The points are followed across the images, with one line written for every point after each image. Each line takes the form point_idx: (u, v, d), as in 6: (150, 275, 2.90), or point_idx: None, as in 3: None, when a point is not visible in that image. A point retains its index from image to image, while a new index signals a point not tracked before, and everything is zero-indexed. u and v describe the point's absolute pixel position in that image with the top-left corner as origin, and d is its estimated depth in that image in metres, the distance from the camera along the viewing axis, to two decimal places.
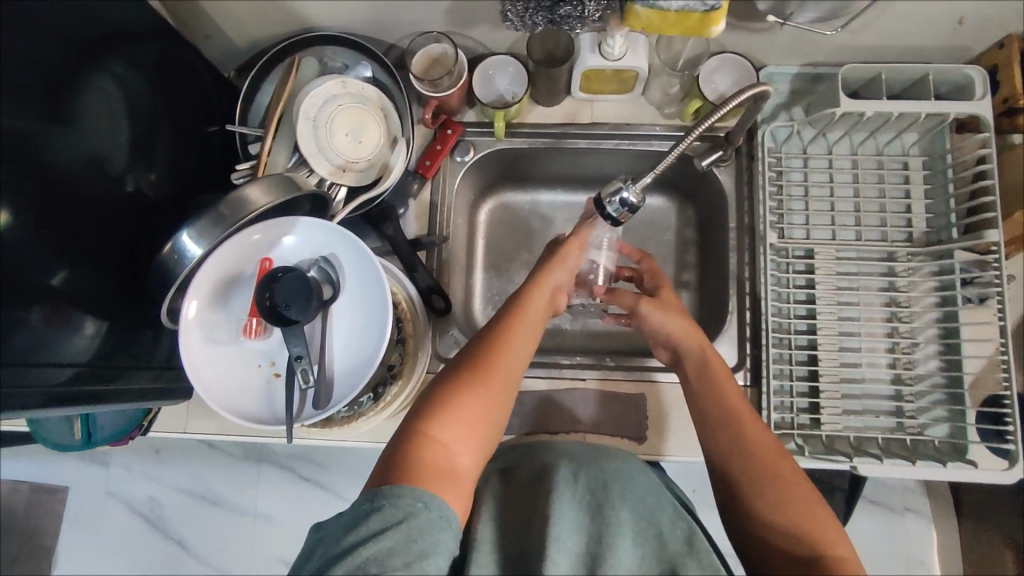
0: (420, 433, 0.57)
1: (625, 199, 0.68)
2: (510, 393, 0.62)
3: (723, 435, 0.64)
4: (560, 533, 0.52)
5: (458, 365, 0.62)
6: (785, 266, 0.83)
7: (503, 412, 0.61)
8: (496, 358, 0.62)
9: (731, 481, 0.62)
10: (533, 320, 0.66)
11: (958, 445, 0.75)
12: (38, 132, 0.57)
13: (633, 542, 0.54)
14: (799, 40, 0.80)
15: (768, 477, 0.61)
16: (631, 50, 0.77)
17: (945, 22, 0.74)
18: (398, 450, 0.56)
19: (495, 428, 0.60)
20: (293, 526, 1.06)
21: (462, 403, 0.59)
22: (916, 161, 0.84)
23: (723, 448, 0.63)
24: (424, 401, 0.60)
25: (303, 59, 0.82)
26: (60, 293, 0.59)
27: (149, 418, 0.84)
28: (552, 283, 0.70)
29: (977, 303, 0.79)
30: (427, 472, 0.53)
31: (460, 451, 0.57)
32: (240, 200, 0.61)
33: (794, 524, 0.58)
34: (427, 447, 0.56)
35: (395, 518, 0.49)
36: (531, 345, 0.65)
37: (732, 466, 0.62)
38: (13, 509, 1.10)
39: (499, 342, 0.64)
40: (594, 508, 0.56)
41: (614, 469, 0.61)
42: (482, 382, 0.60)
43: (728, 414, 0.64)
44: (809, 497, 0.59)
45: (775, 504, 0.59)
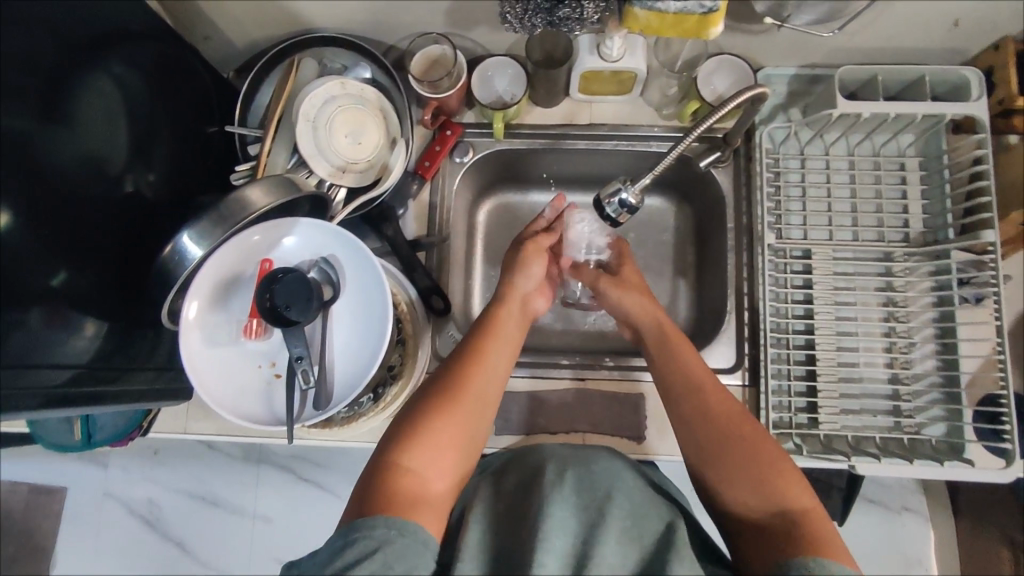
0: (392, 464, 0.58)
1: (624, 201, 0.70)
2: (481, 420, 0.64)
3: (687, 408, 0.66)
4: (548, 535, 0.52)
5: (430, 391, 0.64)
6: (783, 266, 0.83)
7: (475, 438, 0.63)
8: (468, 381, 0.65)
9: (700, 459, 0.63)
10: (503, 339, 0.71)
11: (954, 444, 0.76)
12: (36, 133, 0.57)
13: (618, 541, 0.53)
14: (796, 41, 0.80)
15: (738, 455, 0.61)
16: (629, 51, 0.77)
17: (941, 24, 0.74)
18: (371, 483, 0.56)
19: (468, 455, 0.62)
20: (293, 527, 1.06)
21: (436, 429, 0.60)
22: (912, 162, 0.84)
23: (689, 430, 0.65)
24: (397, 430, 0.61)
25: (302, 60, 0.82)
26: (59, 294, 0.59)
27: (149, 418, 0.84)
28: (520, 292, 0.77)
29: (974, 303, 0.80)
30: (401, 502, 0.54)
31: (434, 479, 0.58)
32: (240, 202, 0.61)
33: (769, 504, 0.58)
34: (401, 478, 0.57)
35: (369, 548, 0.49)
36: (503, 368, 0.69)
37: (699, 440, 0.64)
38: (12, 510, 1.10)
39: (469, 368, 0.66)
40: (581, 506, 0.55)
41: (601, 470, 0.59)
42: (453, 409, 0.62)
43: (689, 382, 0.67)
44: (786, 474, 0.59)
45: (749, 486, 0.60)
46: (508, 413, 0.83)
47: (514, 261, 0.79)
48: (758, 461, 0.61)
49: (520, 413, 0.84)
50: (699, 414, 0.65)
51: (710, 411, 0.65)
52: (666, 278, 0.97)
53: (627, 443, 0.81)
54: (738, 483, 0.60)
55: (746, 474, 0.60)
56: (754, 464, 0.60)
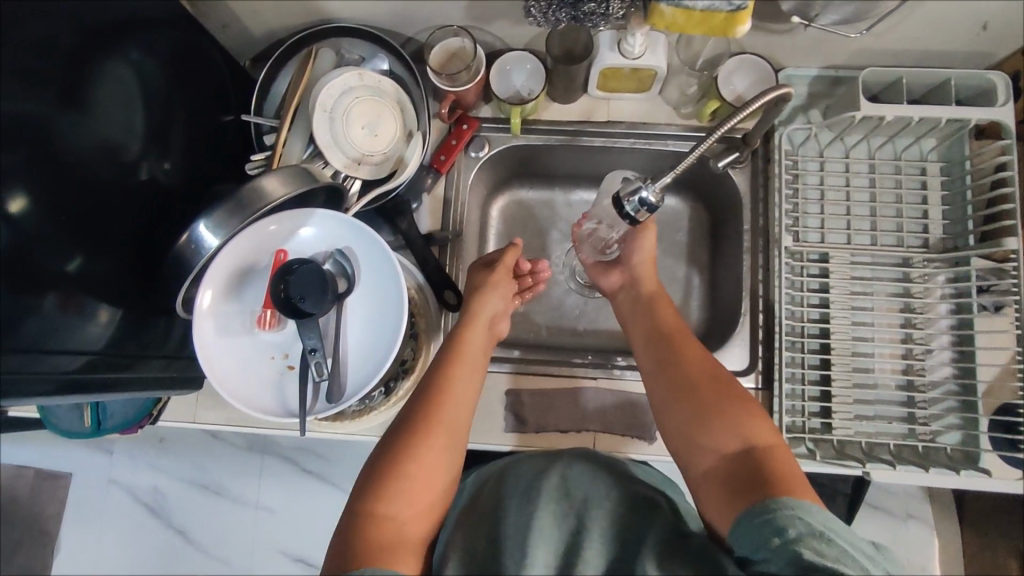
0: (368, 513, 0.57)
1: (644, 198, 0.69)
2: (454, 445, 0.65)
3: (659, 358, 0.72)
4: (533, 541, 0.50)
5: (398, 431, 0.64)
6: (799, 269, 0.83)
7: (448, 464, 0.63)
8: (436, 411, 0.65)
9: (669, 405, 0.68)
10: (469, 361, 0.71)
11: (969, 453, 0.75)
12: (54, 116, 0.56)
13: (602, 544, 0.52)
14: (820, 42, 0.79)
15: (700, 407, 0.65)
16: (650, 49, 0.76)
17: (969, 27, 0.73)
18: (349, 533, 0.56)
19: (445, 476, 0.62)
20: (296, 519, 1.06)
21: (409, 469, 0.60)
22: (933, 167, 0.83)
23: (659, 381, 0.70)
24: (370, 476, 0.61)
25: (320, 51, 0.82)
26: (74, 280, 0.59)
27: (159, 407, 0.84)
28: (486, 314, 0.76)
29: (993, 311, 0.79)
30: (379, 550, 0.53)
31: (412, 521, 0.58)
32: (257, 191, 0.61)
33: (732, 447, 0.61)
34: (378, 526, 0.56)
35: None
36: (470, 393, 0.69)
37: (669, 386, 0.69)
38: (17, 494, 1.10)
39: (435, 398, 0.66)
40: (562, 513, 0.53)
41: (576, 479, 0.57)
42: (422, 441, 0.62)
43: (665, 338, 0.74)
44: (749, 419, 0.63)
45: (715, 429, 0.63)
46: (517, 410, 0.83)
47: (482, 281, 0.79)
48: (721, 412, 0.64)
49: (530, 408, 0.83)
50: (669, 362, 0.71)
51: (678, 362, 0.70)
52: (679, 278, 0.97)
53: (637, 444, 0.81)
54: (700, 431, 0.64)
55: (713, 423, 0.64)
56: (715, 414, 0.64)
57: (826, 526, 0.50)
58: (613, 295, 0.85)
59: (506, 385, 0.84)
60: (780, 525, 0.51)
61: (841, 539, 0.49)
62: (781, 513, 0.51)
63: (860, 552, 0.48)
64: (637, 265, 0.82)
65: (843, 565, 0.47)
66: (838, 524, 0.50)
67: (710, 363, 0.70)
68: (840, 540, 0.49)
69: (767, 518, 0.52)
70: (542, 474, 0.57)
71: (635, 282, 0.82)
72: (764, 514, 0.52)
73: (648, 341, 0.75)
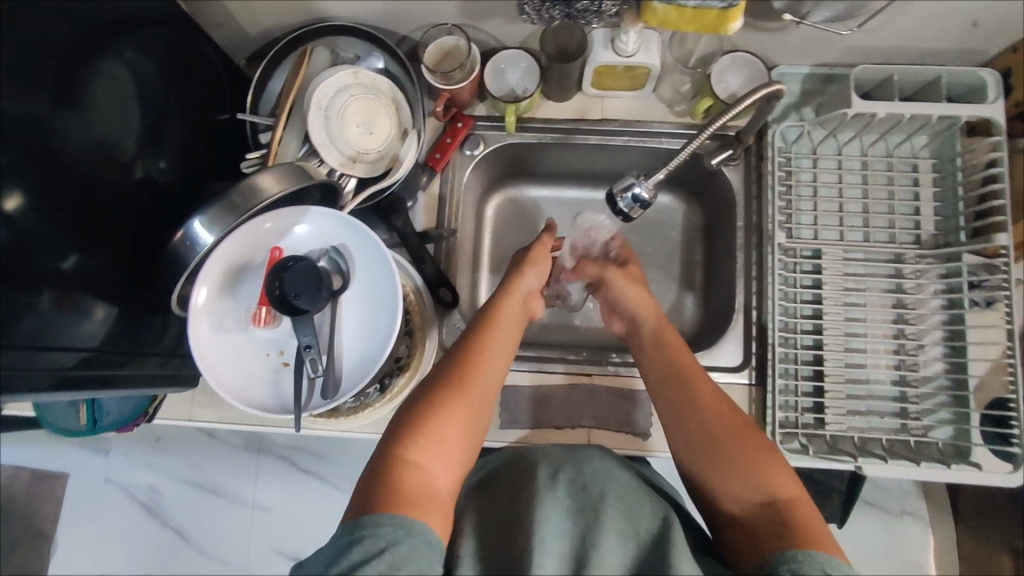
0: (398, 458, 0.57)
1: (637, 195, 0.71)
2: (485, 405, 0.65)
3: (679, 406, 0.68)
4: (543, 535, 0.51)
5: (433, 386, 0.64)
6: (792, 266, 0.83)
7: (478, 424, 0.63)
8: (470, 372, 0.66)
9: (694, 458, 0.65)
10: (504, 331, 0.71)
11: (960, 448, 0.76)
12: (49, 115, 0.56)
13: (617, 542, 0.52)
14: (812, 40, 0.80)
15: (733, 457, 0.62)
16: (644, 47, 0.77)
17: (960, 24, 0.74)
18: (377, 474, 0.56)
19: (475, 439, 0.63)
20: (293, 518, 1.06)
21: (441, 422, 0.61)
22: (925, 164, 0.84)
23: (687, 426, 0.67)
24: (401, 425, 0.61)
25: (315, 50, 0.82)
26: (70, 278, 0.59)
27: (154, 405, 0.84)
28: (523, 288, 0.77)
29: (985, 307, 0.79)
30: (407, 497, 0.54)
31: (440, 475, 0.58)
32: (252, 188, 0.61)
33: (764, 502, 0.59)
34: (408, 471, 0.57)
35: (379, 545, 0.49)
36: (503, 359, 0.69)
37: (693, 439, 0.65)
38: (12, 495, 1.10)
39: (471, 357, 0.67)
40: (574, 507, 0.55)
41: (593, 472, 0.58)
42: (458, 395, 0.63)
43: (683, 382, 0.70)
44: (781, 474, 0.61)
45: (744, 483, 0.61)
46: (512, 407, 0.83)
47: (521, 261, 0.81)
48: (755, 462, 0.62)
49: (526, 405, 0.83)
50: (691, 411, 0.67)
51: (705, 409, 0.67)
52: (673, 275, 0.97)
53: (632, 440, 0.81)
54: (731, 479, 0.61)
55: (746, 473, 0.61)
56: (750, 461, 0.62)
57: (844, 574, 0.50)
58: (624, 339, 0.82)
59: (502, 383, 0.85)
60: (794, 566, 0.52)
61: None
62: (804, 562, 0.51)
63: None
64: (636, 309, 0.79)
65: None
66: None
67: (735, 411, 0.67)
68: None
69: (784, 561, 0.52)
70: (558, 470, 0.58)
71: (637, 328, 0.79)
72: (789, 562, 0.52)
73: (664, 384, 0.71)
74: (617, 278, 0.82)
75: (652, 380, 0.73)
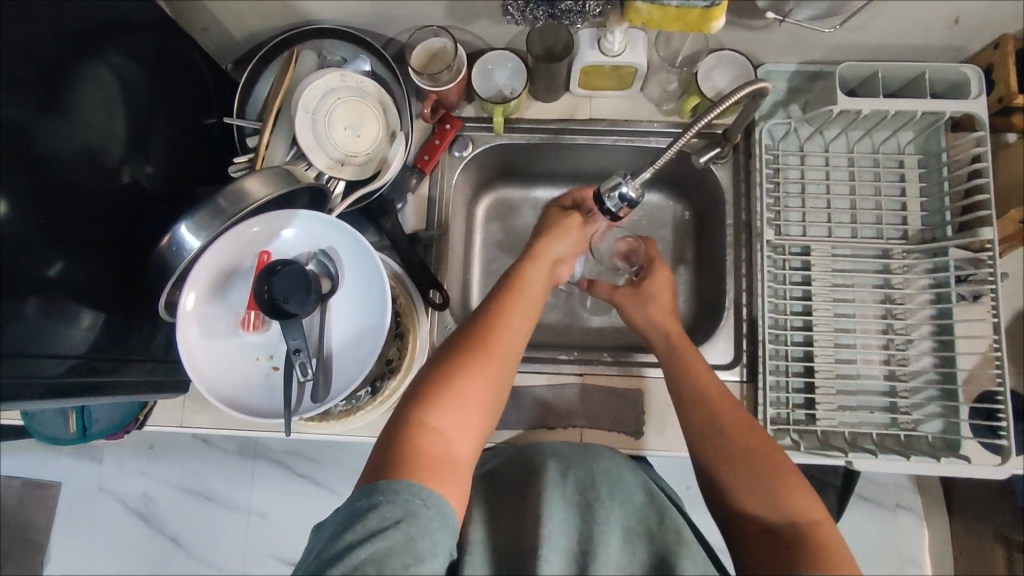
0: (417, 422, 0.57)
1: (624, 194, 0.70)
2: (507, 371, 0.63)
3: (698, 425, 0.67)
4: (552, 537, 0.52)
5: (455, 349, 0.63)
6: (781, 263, 0.84)
7: (500, 392, 0.62)
8: (493, 337, 0.64)
9: (714, 475, 0.63)
10: (529, 297, 0.69)
11: (951, 440, 0.76)
12: (32, 121, 0.56)
13: (623, 543, 0.53)
14: (796, 38, 0.80)
15: (756, 473, 0.61)
16: (630, 47, 0.77)
17: (941, 21, 0.75)
18: (394, 437, 0.56)
19: (495, 407, 0.62)
20: (288, 523, 1.06)
21: (461, 385, 0.60)
22: (910, 160, 0.85)
23: (715, 444, 0.65)
24: (421, 388, 0.60)
25: (302, 52, 0.82)
26: (55, 285, 0.58)
27: (145, 411, 0.83)
28: (551, 255, 0.74)
29: (971, 300, 0.80)
30: (421, 462, 0.54)
31: (458, 439, 0.57)
32: (238, 192, 0.61)
33: (782, 517, 0.58)
34: (426, 436, 0.56)
35: (395, 513, 0.49)
36: (526, 325, 0.67)
37: (712, 458, 0.64)
38: (5, 505, 1.09)
39: (494, 323, 0.65)
40: (581, 508, 0.55)
41: (604, 471, 0.60)
42: (479, 362, 0.62)
43: (700, 400, 0.68)
44: (799, 489, 0.59)
45: (759, 496, 0.60)
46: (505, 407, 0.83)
47: (546, 225, 0.76)
48: (778, 477, 0.60)
49: (518, 405, 0.83)
50: (712, 431, 0.65)
51: (732, 432, 0.65)
52: None
53: (624, 439, 0.81)
54: (753, 494, 0.60)
55: (767, 489, 0.60)
56: (771, 472, 0.61)
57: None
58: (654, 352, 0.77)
59: None
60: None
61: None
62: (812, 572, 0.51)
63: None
64: (657, 328, 0.77)
65: None
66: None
67: (755, 428, 0.65)
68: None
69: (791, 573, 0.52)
70: (567, 472, 0.59)
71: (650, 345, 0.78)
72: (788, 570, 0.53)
73: (689, 401, 0.69)
74: (629, 302, 0.80)
75: (681, 392, 0.70)
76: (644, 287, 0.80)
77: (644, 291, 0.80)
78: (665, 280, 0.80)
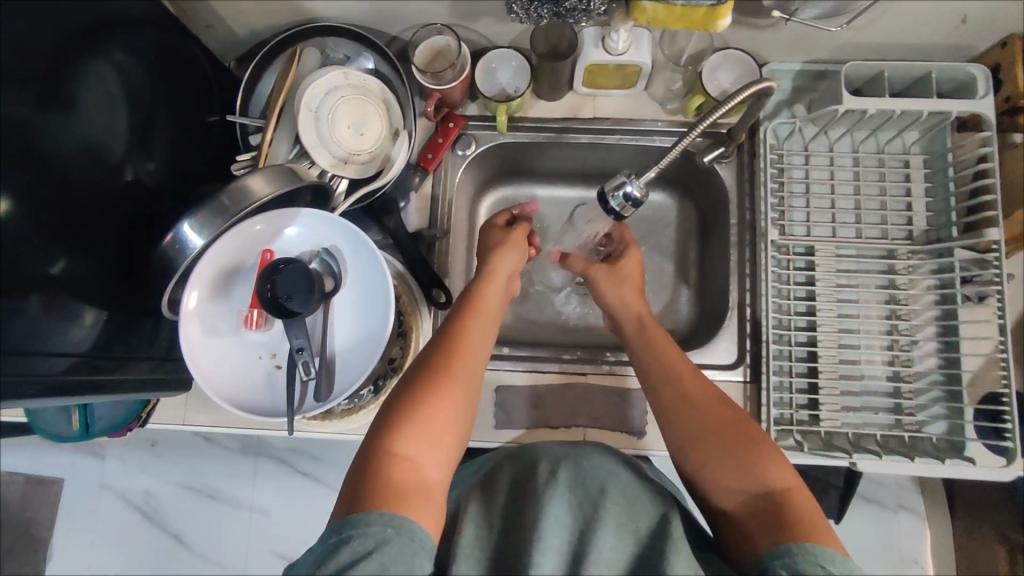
0: (385, 451, 0.57)
1: (629, 193, 0.70)
2: (473, 388, 0.65)
3: (671, 403, 0.66)
4: (545, 532, 0.51)
5: (420, 373, 0.63)
6: (785, 263, 0.83)
7: (468, 409, 0.63)
8: (458, 355, 0.65)
9: (689, 455, 0.63)
10: (489, 313, 0.71)
11: (955, 442, 0.76)
12: (35, 118, 0.56)
13: (617, 538, 0.52)
14: (802, 37, 0.80)
15: (738, 452, 0.61)
16: (634, 46, 0.77)
17: (949, 21, 0.74)
18: (365, 469, 0.56)
19: (465, 424, 0.63)
20: (290, 521, 1.06)
21: (429, 408, 0.60)
22: (916, 159, 0.84)
23: (693, 426, 0.64)
24: (388, 413, 0.60)
25: (305, 50, 0.82)
26: (57, 282, 0.58)
27: (148, 409, 0.83)
28: (503, 273, 0.76)
29: (977, 301, 0.80)
30: (395, 492, 0.53)
31: (430, 464, 0.58)
32: (241, 191, 0.61)
33: (761, 487, 0.58)
34: (396, 464, 0.56)
35: (366, 545, 0.49)
36: (488, 341, 0.69)
37: (685, 437, 0.64)
38: (8, 501, 1.10)
39: (457, 339, 0.66)
40: (577, 502, 0.55)
41: (594, 466, 0.58)
42: (444, 383, 0.62)
43: (674, 380, 0.68)
44: (778, 465, 0.60)
45: (735, 472, 0.60)
46: (509, 407, 0.83)
47: (498, 242, 0.79)
48: (758, 454, 0.60)
49: (520, 404, 0.83)
50: (685, 409, 0.65)
51: (713, 419, 0.64)
52: (667, 273, 0.97)
53: (627, 438, 0.81)
54: (734, 472, 0.60)
55: (749, 467, 0.59)
56: (754, 453, 0.60)
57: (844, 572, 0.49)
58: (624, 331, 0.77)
59: (497, 382, 0.85)
60: (797, 567, 0.50)
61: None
62: (804, 560, 0.50)
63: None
64: (626, 309, 0.77)
65: None
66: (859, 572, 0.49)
67: (727, 405, 0.65)
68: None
69: (783, 561, 0.51)
70: (558, 464, 0.58)
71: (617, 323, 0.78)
72: (783, 557, 0.52)
73: (660, 383, 0.69)
74: (603, 278, 0.80)
75: (660, 378, 0.69)
76: (618, 266, 0.81)
77: (618, 270, 0.81)
78: (635, 262, 0.82)
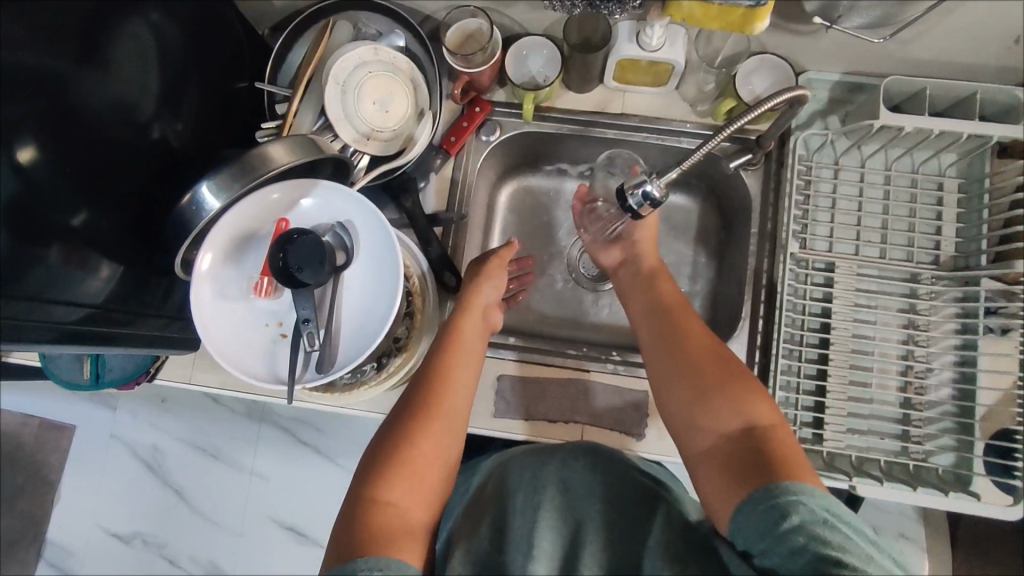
0: (369, 498, 0.58)
1: (647, 193, 0.68)
2: (457, 429, 0.66)
3: (661, 336, 0.72)
4: (538, 535, 0.51)
5: (402, 420, 0.64)
6: (804, 276, 0.81)
7: (452, 447, 0.65)
8: (439, 398, 0.67)
9: (671, 383, 0.67)
10: (469, 351, 0.72)
11: (961, 476, 0.74)
12: (67, 71, 0.57)
13: (607, 538, 0.52)
14: (844, 48, 0.78)
15: (723, 384, 0.64)
16: (669, 42, 0.75)
17: (999, 41, 0.71)
18: (353, 517, 0.56)
19: (448, 462, 0.64)
20: (290, 489, 1.07)
21: (412, 454, 0.61)
22: (951, 183, 0.82)
23: (680, 358, 0.68)
24: (372, 463, 0.61)
25: (338, 22, 0.82)
26: (78, 234, 0.59)
27: (157, 364, 0.84)
28: (480, 302, 0.77)
29: (999, 334, 0.77)
30: (384, 536, 0.54)
31: (413, 508, 0.58)
32: (261, 157, 0.61)
33: (740, 420, 0.61)
34: (381, 512, 0.57)
35: None
36: (470, 381, 0.70)
37: (669, 364, 0.69)
38: (21, 441, 1.13)
39: (438, 382, 0.68)
40: (567, 506, 0.54)
41: (578, 470, 0.57)
42: (428, 427, 0.64)
43: (668, 316, 0.73)
44: (763, 402, 0.63)
45: (716, 400, 0.63)
46: (510, 396, 0.83)
47: (475, 273, 0.80)
48: (739, 388, 0.64)
49: (517, 397, 0.83)
50: (674, 342, 0.70)
51: (700, 356, 0.68)
52: (682, 278, 0.96)
53: (625, 440, 0.80)
54: (709, 402, 0.64)
55: (714, 405, 0.63)
56: (720, 394, 0.64)
57: (831, 512, 0.48)
58: (614, 272, 0.85)
59: (499, 371, 0.85)
60: (783, 510, 0.50)
61: (843, 525, 0.48)
62: (787, 498, 0.50)
63: (862, 537, 0.47)
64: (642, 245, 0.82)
65: (845, 551, 0.45)
66: (839, 508, 0.49)
67: (715, 342, 0.70)
68: (844, 525, 0.47)
69: (770, 504, 0.51)
70: (542, 468, 0.57)
71: (635, 257, 0.82)
72: (769, 499, 0.51)
73: (655, 317, 0.74)
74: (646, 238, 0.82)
75: (640, 331, 0.75)
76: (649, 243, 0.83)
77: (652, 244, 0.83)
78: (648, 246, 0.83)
